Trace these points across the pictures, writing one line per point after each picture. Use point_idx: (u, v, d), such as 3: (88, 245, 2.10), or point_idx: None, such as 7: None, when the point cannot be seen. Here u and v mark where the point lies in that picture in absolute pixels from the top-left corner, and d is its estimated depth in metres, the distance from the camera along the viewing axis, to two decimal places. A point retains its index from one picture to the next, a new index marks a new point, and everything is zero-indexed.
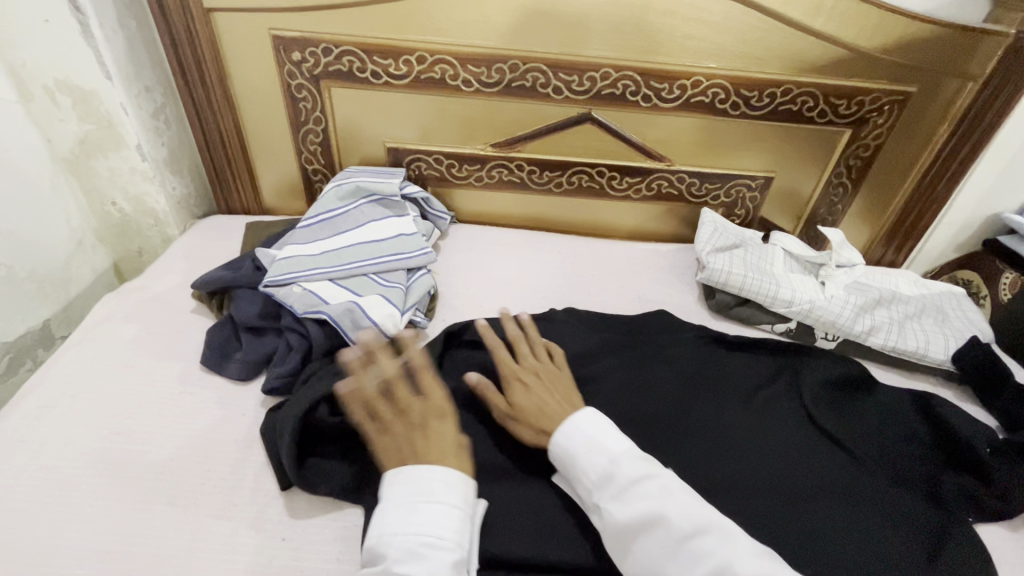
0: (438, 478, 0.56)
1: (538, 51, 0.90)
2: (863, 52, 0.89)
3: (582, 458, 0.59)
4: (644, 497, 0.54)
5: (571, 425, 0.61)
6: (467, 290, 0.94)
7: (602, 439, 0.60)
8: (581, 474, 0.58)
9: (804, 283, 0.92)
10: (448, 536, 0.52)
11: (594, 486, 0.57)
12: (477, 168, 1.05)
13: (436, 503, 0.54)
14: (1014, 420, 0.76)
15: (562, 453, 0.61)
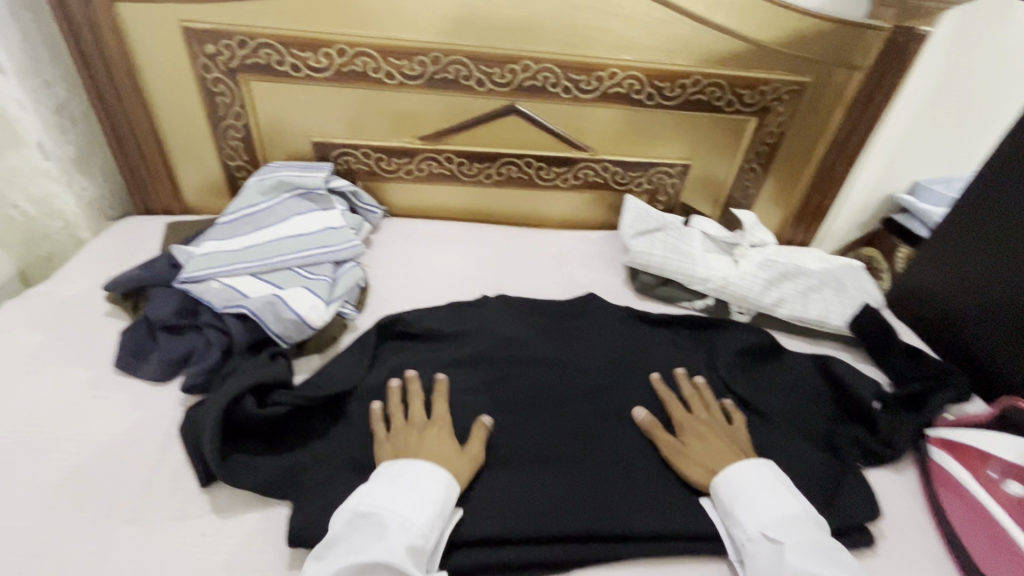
0: (420, 474, 0.60)
1: (459, 43, 0.92)
2: (761, 45, 0.95)
3: (768, 496, 0.63)
4: (824, 556, 0.57)
5: (763, 477, 0.65)
6: (398, 282, 0.94)
7: (793, 501, 0.62)
8: (762, 511, 0.61)
9: (719, 262, 0.98)
10: (418, 525, 0.56)
11: (766, 526, 0.60)
12: (407, 161, 1.05)
13: (416, 496, 0.58)
14: (901, 376, 0.83)
15: (736, 482, 0.65)
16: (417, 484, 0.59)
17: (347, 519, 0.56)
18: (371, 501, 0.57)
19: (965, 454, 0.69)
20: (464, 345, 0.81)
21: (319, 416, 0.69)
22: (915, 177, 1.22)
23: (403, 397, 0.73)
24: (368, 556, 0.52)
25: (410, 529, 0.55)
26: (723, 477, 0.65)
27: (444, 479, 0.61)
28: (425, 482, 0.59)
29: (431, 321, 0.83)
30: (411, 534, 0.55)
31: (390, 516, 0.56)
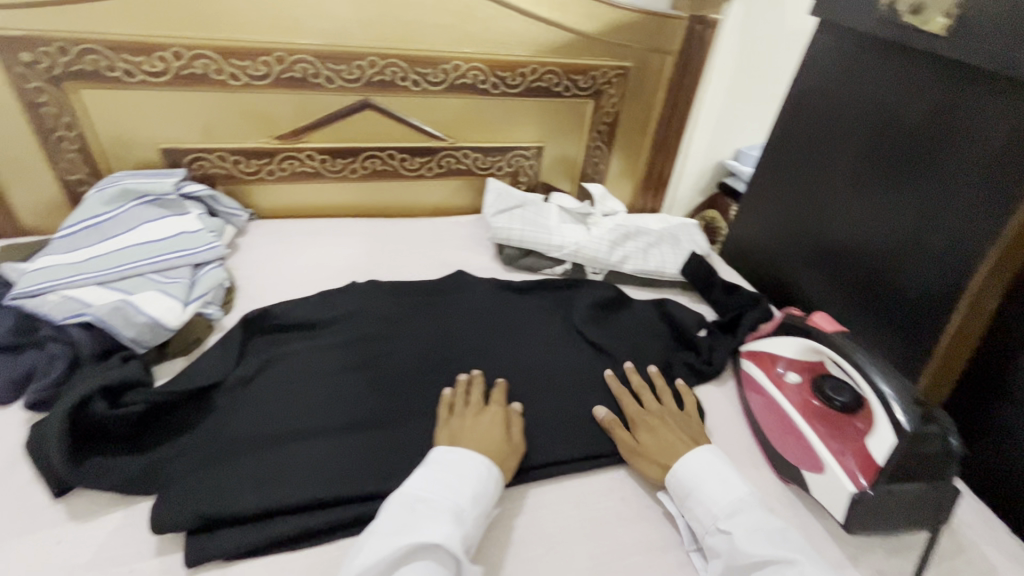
0: (465, 460, 0.63)
1: (302, 42, 0.95)
2: (584, 35, 1.08)
3: (715, 486, 0.63)
4: (769, 538, 0.58)
5: (704, 458, 0.66)
6: (268, 279, 0.95)
7: (733, 480, 0.64)
8: (711, 503, 0.62)
9: (573, 230, 1.09)
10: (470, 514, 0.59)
11: (718, 516, 0.61)
12: (267, 161, 1.06)
13: (469, 486, 0.61)
14: (723, 308, 0.99)
15: (683, 478, 0.65)
16: (476, 470, 0.62)
17: (398, 505, 0.58)
18: (427, 490, 0.60)
19: (760, 357, 0.82)
20: (335, 329, 0.84)
21: (183, 410, 0.69)
22: (737, 145, 1.41)
23: (273, 382, 0.75)
24: (421, 534, 0.54)
25: (459, 516, 0.58)
26: (674, 475, 0.66)
27: (492, 470, 0.64)
28: (479, 468, 0.63)
29: (300, 311, 0.85)
30: (464, 519, 0.58)
31: (443, 503, 0.58)
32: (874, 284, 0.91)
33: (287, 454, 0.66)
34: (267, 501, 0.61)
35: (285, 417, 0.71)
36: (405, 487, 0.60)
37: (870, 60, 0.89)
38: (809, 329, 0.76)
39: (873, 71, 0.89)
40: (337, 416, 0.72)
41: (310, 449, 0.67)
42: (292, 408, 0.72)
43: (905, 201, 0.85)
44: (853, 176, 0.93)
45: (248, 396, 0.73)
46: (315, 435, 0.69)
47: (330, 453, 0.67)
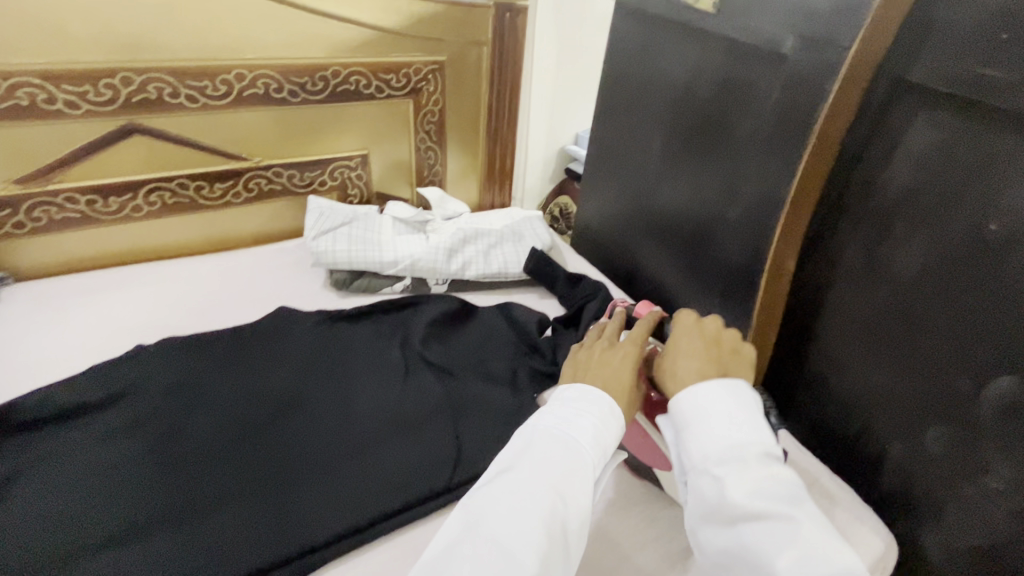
0: (588, 406, 0.56)
1: (21, 62, 0.77)
2: (384, 30, 1.00)
3: (720, 426, 0.50)
4: (769, 489, 0.47)
5: (714, 393, 0.52)
6: (24, 362, 0.77)
7: (747, 419, 0.50)
8: (707, 442, 0.50)
9: (409, 241, 1.02)
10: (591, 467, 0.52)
11: (709, 459, 0.50)
12: (9, 212, 0.85)
13: (596, 423, 0.54)
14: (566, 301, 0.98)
15: (688, 408, 0.52)
16: (596, 405, 0.55)
17: (521, 446, 0.54)
18: (550, 429, 0.54)
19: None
20: (116, 409, 0.70)
21: None
22: (574, 130, 1.42)
23: (24, 498, 0.60)
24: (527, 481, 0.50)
25: (581, 464, 0.52)
26: (676, 402, 0.53)
27: (620, 418, 0.56)
28: (604, 404, 0.56)
29: (65, 397, 0.69)
30: (582, 459, 0.52)
31: (564, 438, 0.53)
32: (700, 256, 0.93)
33: None
34: None
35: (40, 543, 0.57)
36: (530, 428, 0.55)
37: (661, 38, 0.91)
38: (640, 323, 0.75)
39: (664, 49, 0.90)
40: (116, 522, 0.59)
41: None
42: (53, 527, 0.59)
43: (709, 173, 0.87)
44: (666, 152, 0.95)
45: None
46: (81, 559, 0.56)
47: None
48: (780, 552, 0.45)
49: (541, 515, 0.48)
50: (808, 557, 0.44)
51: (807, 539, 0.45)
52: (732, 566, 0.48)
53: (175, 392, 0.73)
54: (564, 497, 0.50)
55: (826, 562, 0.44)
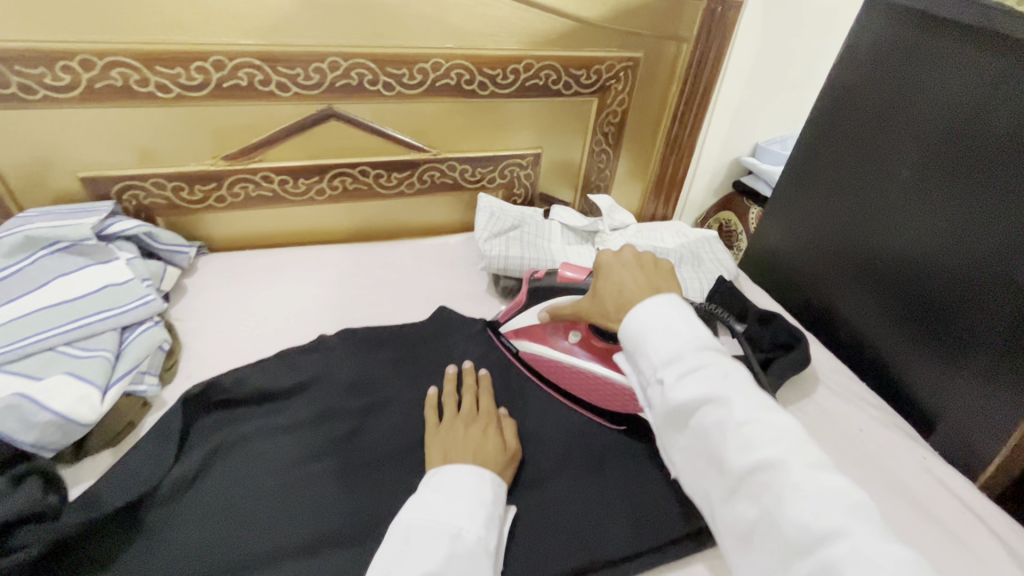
0: (442, 479, 0.57)
1: (246, 44, 0.77)
2: (586, 22, 0.92)
3: (659, 334, 0.54)
4: (706, 378, 0.50)
5: (648, 309, 0.56)
6: (220, 335, 0.79)
7: (677, 323, 0.54)
8: (652, 353, 0.54)
9: (579, 253, 0.95)
10: (462, 534, 0.52)
11: (656, 366, 0.53)
12: (214, 186, 0.89)
13: (464, 501, 0.55)
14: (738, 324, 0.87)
15: (635, 330, 0.56)
16: (464, 480, 0.57)
17: (397, 533, 0.52)
18: (420, 515, 0.53)
19: (532, 332, 0.77)
20: (301, 400, 0.70)
21: (103, 536, 0.54)
22: (755, 139, 1.25)
23: (221, 482, 0.61)
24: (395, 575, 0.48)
25: (452, 534, 0.51)
26: (624, 326, 0.57)
27: (486, 475, 0.58)
28: (475, 471, 0.58)
29: (257, 379, 0.70)
30: (460, 541, 0.51)
31: (437, 521, 0.52)
32: (940, 316, 0.76)
33: None
34: None
35: (241, 538, 0.56)
36: (400, 515, 0.54)
37: (943, 46, 0.73)
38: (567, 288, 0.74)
39: (937, 60, 0.74)
40: (310, 528, 0.58)
41: None
42: (243, 522, 0.57)
43: (982, 222, 0.70)
44: (910, 186, 0.79)
45: (190, 505, 0.58)
46: (277, 565, 0.55)
47: None
48: (722, 434, 0.48)
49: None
50: (745, 428, 0.47)
51: (745, 414, 0.48)
52: (693, 461, 0.51)
53: (354, 391, 0.72)
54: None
55: (762, 427, 0.47)
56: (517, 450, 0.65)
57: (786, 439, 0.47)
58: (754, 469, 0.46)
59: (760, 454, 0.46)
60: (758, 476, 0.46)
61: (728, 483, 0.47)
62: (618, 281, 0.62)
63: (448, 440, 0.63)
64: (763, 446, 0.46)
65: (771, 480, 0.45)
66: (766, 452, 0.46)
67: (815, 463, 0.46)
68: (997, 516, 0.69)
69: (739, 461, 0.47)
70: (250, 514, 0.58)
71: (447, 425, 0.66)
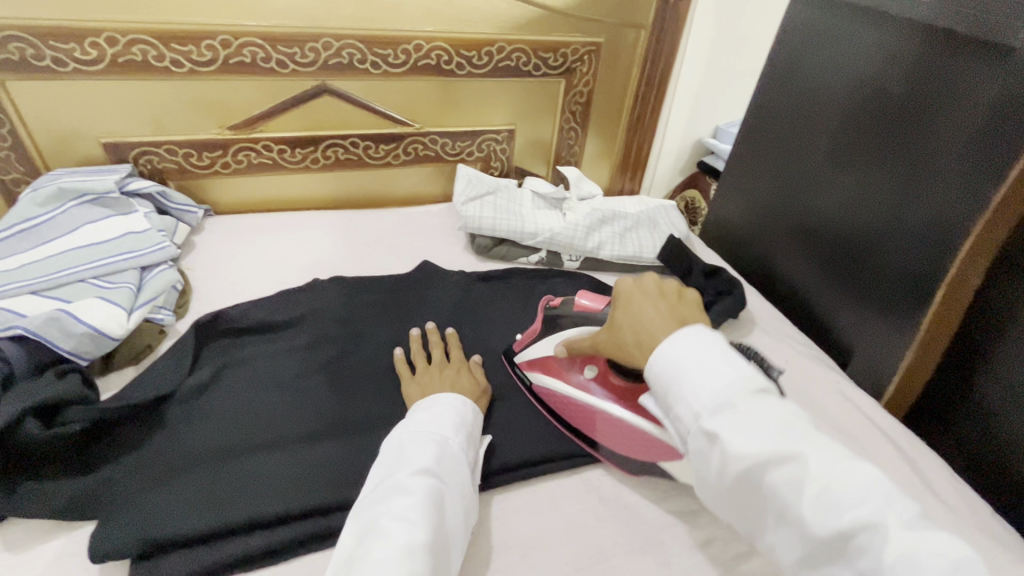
0: (429, 402, 0.65)
1: (249, 24, 0.88)
2: (552, 10, 1.03)
3: (700, 377, 0.50)
4: (768, 432, 0.47)
5: (677, 347, 0.53)
6: (225, 281, 0.90)
7: (718, 364, 0.51)
8: (692, 400, 0.50)
9: (548, 216, 1.06)
10: (450, 449, 0.60)
11: (700, 415, 0.49)
12: (220, 154, 0.99)
13: (450, 418, 0.63)
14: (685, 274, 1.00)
15: (666, 368, 0.53)
16: (450, 403, 0.65)
17: (392, 443, 0.60)
18: (413, 428, 0.61)
19: (547, 366, 0.75)
20: (298, 331, 0.81)
21: (131, 425, 0.65)
22: (715, 121, 1.36)
23: (228, 389, 0.71)
24: (395, 473, 0.55)
25: (441, 444, 0.60)
26: (653, 366, 0.54)
27: (467, 404, 0.67)
28: (458, 399, 0.67)
29: (259, 313, 0.81)
30: (446, 448, 0.60)
31: (431, 432, 0.60)
32: (855, 262, 0.87)
33: (244, 466, 0.62)
34: (221, 519, 0.57)
35: (247, 430, 0.67)
36: (393, 433, 0.61)
37: (853, 27, 0.85)
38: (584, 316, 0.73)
39: (848, 42, 0.86)
40: (307, 424, 0.68)
41: (273, 463, 0.63)
42: (248, 417, 0.68)
43: (888, 177, 0.81)
44: (831, 155, 0.90)
45: (203, 405, 0.69)
46: (277, 449, 0.65)
47: (292, 466, 0.63)
48: (798, 496, 0.44)
49: (424, 493, 0.53)
50: (826, 489, 0.44)
51: (819, 469, 0.45)
52: (761, 517, 0.48)
53: (343, 324, 0.83)
54: (440, 476, 0.56)
55: (844, 487, 0.44)
56: (485, 388, 0.74)
57: (872, 491, 0.43)
58: (844, 534, 0.42)
59: (845, 518, 0.43)
60: (849, 541, 0.42)
61: (810, 546, 0.44)
62: (637, 312, 0.59)
63: (424, 382, 0.71)
64: (852, 507, 0.43)
65: (869, 543, 0.41)
66: (854, 513, 0.42)
67: (906, 521, 0.42)
68: (894, 427, 0.80)
69: (825, 526, 0.43)
70: (253, 412, 0.69)
71: (423, 370, 0.74)
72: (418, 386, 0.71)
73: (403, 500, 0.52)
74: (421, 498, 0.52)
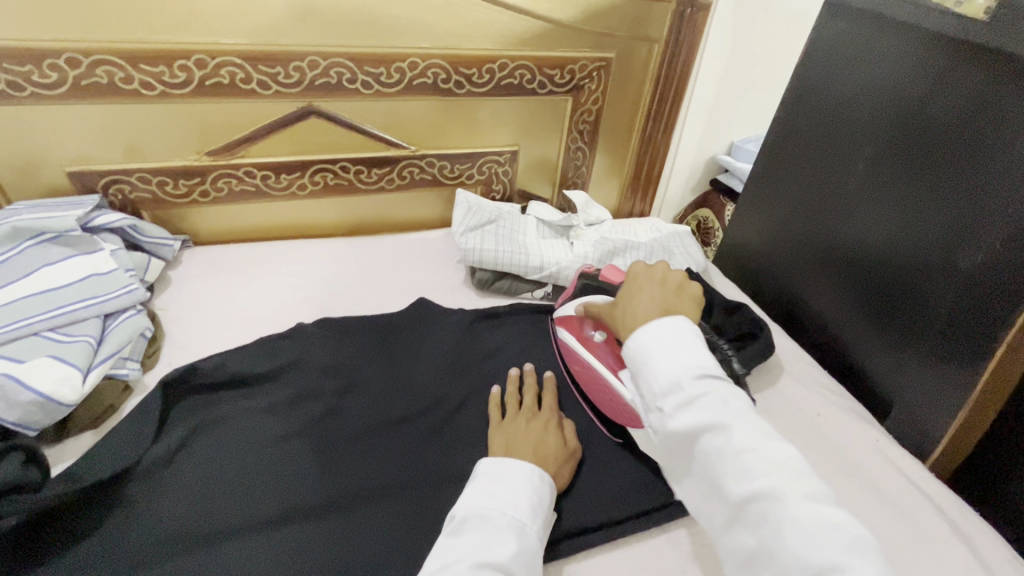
0: (511, 469, 0.59)
1: (227, 43, 0.80)
2: (559, 24, 0.95)
3: (661, 358, 0.51)
4: (705, 408, 0.48)
5: (656, 333, 0.53)
6: (202, 324, 0.82)
7: (681, 348, 0.51)
8: (650, 381, 0.51)
9: (554, 247, 0.98)
10: (526, 537, 0.53)
11: (655, 394, 0.51)
12: (198, 181, 0.91)
13: (528, 497, 0.56)
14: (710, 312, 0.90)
15: (636, 351, 0.53)
16: (531, 479, 0.58)
17: (464, 519, 0.53)
18: (491, 505, 0.54)
19: (568, 322, 0.74)
20: (279, 385, 0.73)
21: (88, 508, 0.57)
22: (730, 137, 1.28)
23: (198, 459, 0.63)
24: (466, 561, 0.49)
25: (518, 529, 0.53)
26: (627, 347, 0.55)
27: (547, 480, 0.60)
28: (538, 473, 0.59)
29: (236, 365, 0.73)
30: (523, 536, 0.53)
31: (506, 513, 0.54)
32: (890, 297, 0.80)
33: (213, 557, 0.55)
34: None
35: (218, 512, 0.59)
36: (460, 505, 0.55)
37: (891, 46, 0.77)
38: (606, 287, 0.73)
39: (887, 59, 0.78)
40: (285, 502, 0.61)
41: (246, 557, 0.56)
42: (218, 494, 0.60)
43: (931, 214, 0.74)
44: (865, 180, 0.83)
45: (171, 478, 0.61)
46: (250, 536, 0.57)
47: (267, 559, 0.56)
48: (721, 465, 0.47)
49: None
50: (746, 460, 0.46)
51: (744, 442, 0.46)
52: (691, 482, 0.50)
53: (329, 375, 0.75)
54: (512, 573, 0.49)
55: (762, 458, 0.46)
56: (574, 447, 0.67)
57: (784, 467, 0.45)
58: (749, 500, 0.45)
59: (756, 484, 0.45)
60: (756, 506, 0.45)
61: (727, 510, 0.46)
62: (633, 293, 0.59)
63: (511, 433, 0.65)
64: (761, 478, 0.45)
65: (766, 511, 0.44)
66: (762, 483, 0.45)
67: (811, 494, 0.44)
68: (943, 492, 0.72)
69: (737, 491, 0.45)
70: (225, 488, 0.61)
71: (511, 418, 0.69)
72: (504, 434, 0.66)
73: None
74: None
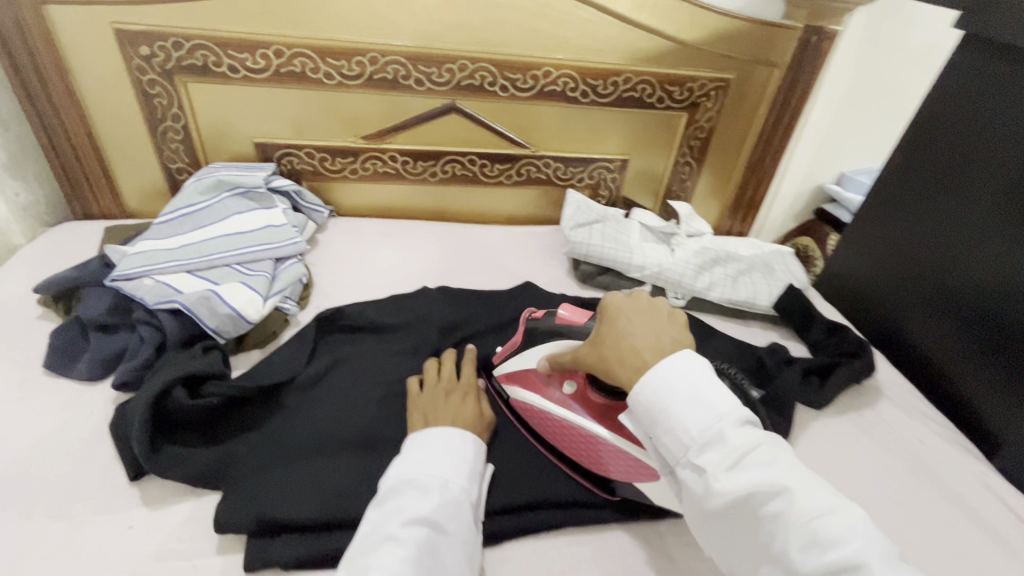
0: (431, 436, 0.61)
1: (396, 44, 0.94)
2: (685, 44, 1.02)
3: (687, 406, 0.49)
4: (757, 465, 0.45)
5: (665, 371, 0.51)
6: (342, 279, 0.95)
7: (707, 393, 0.49)
8: (682, 430, 0.48)
9: (655, 250, 1.03)
10: (448, 494, 0.56)
11: (689, 448, 0.48)
12: (351, 160, 1.07)
13: (452, 455, 0.59)
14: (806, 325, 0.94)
15: (650, 394, 0.51)
16: (451, 438, 0.61)
17: (389, 484, 0.56)
18: (411, 469, 0.57)
19: (527, 379, 0.71)
20: (406, 335, 0.83)
21: (256, 406, 0.69)
22: (841, 167, 1.28)
23: (344, 383, 0.75)
24: (388, 526, 0.52)
25: (444, 486, 0.56)
26: (637, 391, 0.52)
27: (467, 435, 0.62)
28: (460, 433, 0.62)
29: (372, 313, 0.85)
30: (449, 491, 0.56)
31: (429, 473, 0.57)
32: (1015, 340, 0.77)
33: (354, 459, 0.65)
34: (330, 512, 0.58)
35: (358, 426, 0.68)
36: (388, 474, 0.57)
37: None
38: (566, 329, 0.68)
39: None
40: None
41: (381, 463, 0.64)
42: (358, 411, 0.70)
43: None
44: (997, 220, 0.81)
45: (322, 393, 0.73)
46: (384, 448, 0.66)
47: None
48: (783, 528, 0.43)
49: (417, 545, 0.50)
50: (812, 523, 0.43)
51: (807, 504, 0.43)
52: (745, 552, 0.46)
53: (446, 335, 0.84)
54: (437, 525, 0.53)
55: (831, 520, 0.43)
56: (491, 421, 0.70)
57: (853, 532, 0.42)
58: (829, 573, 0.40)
59: (829, 555, 0.41)
60: None
61: None
62: (623, 326, 0.57)
63: (427, 407, 0.66)
64: (834, 546, 0.41)
65: None
66: (839, 552, 0.41)
67: (886, 555, 0.41)
68: None
69: (807, 563, 0.42)
70: (364, 407, 0.71)
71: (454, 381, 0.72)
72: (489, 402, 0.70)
73: (396, 552, 0.49)
74: (414, 553, 0.49)
